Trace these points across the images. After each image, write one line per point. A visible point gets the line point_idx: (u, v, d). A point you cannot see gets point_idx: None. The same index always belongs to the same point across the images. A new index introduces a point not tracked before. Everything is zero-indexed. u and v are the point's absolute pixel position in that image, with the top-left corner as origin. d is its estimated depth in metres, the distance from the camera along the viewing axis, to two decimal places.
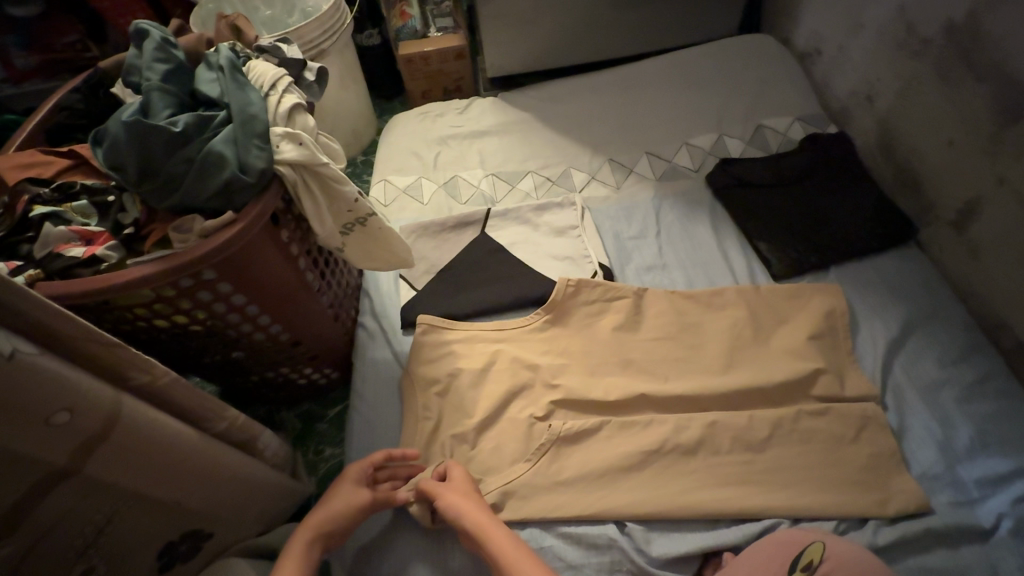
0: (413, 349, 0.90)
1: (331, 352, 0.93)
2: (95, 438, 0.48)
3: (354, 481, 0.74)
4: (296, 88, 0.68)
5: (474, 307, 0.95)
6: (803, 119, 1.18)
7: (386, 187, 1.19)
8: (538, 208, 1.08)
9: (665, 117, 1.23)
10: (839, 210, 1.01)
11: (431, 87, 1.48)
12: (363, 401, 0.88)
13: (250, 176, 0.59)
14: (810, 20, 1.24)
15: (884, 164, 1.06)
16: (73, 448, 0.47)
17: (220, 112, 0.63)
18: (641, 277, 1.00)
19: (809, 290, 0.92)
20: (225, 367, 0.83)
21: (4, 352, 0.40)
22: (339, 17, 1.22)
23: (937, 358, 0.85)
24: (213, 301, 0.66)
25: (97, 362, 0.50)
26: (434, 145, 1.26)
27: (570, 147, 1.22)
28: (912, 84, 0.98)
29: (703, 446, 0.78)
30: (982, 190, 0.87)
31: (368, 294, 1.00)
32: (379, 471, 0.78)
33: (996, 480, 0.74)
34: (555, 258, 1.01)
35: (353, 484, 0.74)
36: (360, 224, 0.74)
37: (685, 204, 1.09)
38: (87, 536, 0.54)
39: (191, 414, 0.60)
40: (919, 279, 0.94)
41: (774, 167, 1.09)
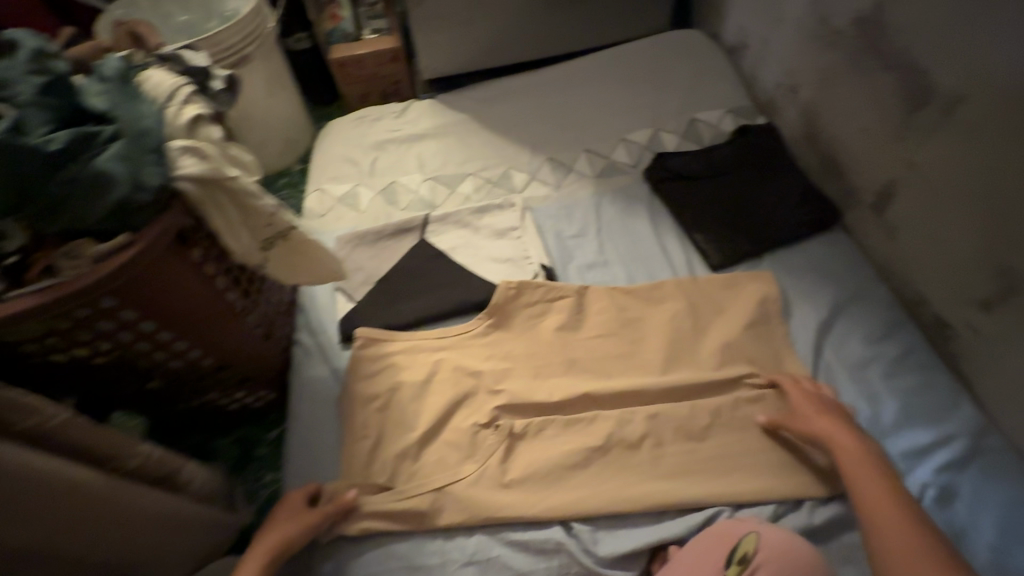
0: (352, 363, 0.87)
1: (265, 373, 0.89)
2: None
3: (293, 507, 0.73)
4: (198, 98, 0.64)
5: (415, 317, 0.93)
6: (733, 111, 1.21)
7: (321, 196, 1.15)
8: (478, 210, 1.07)
9: (602, 114, 1.24)
10: (769, 199, 1.04)
11: (367, 91, 1.44)
12: (301, 421, 0.85)
13: (145, 195, 0.55)
14: (735, 14, 1.28)
15: (809, 152, 1.10)
16: None
17: (109, 126, 0.56)
18: (583, 275, 1.00)
19: (743, 279, 0.94)
20: (146, 397, 0.78)
21: None
22: (261, 22, 1.17)
23: (863, 337, 0.88)
24: (116, 330, 0.63)
25: None
26: (371, 151, 1.23)
27: (510, 148, 1.21)
28: (829, 75, 1.02)
29: (648, 441, 0.79)
30: (894, 175, 0.91)
31: (303, 309, 0.97)
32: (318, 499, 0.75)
33: (919, 451, 0.77)
34: (497, 261, 1.00)
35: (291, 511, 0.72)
36: (280, 239, 0.70)
37: (623, 200, 1.10)
38: None
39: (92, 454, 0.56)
40: (844, 262, 0.97)
41: (706, 160, 1.11)
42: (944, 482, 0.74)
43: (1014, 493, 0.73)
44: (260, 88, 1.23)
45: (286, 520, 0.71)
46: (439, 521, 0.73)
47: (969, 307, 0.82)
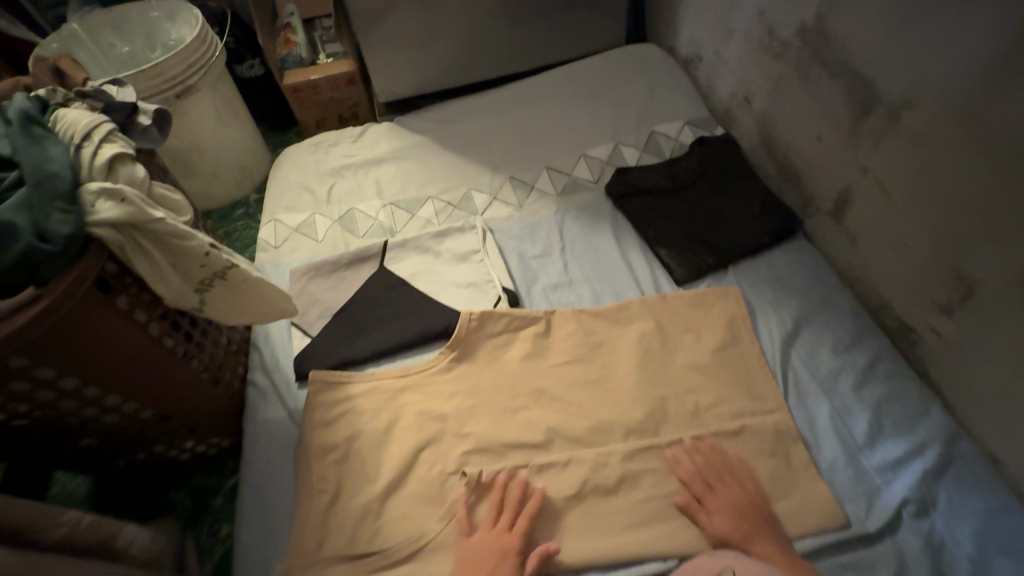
0: (308, 407, 0.83)
1: (215, 420, 0.83)
2: None
3: None
4: (120, 135, 0.61)
5: (373, 351, 0.89)
6: (691, 123, 1.21)
7: (276, 227, 1.11)
8: (438, 234, 1.03)
9: (562, 131, 1.23)
10: (730, 210, 1.04)
11: (324, 116, 1.41)
12: (256, 470, 0.80)
13: (53, 244, 0.51)
14: (688, 27, 1.29)
15: (767, 161, 1.10)
16: None
17: (12, 172, 0.55)
18: (548, 297, 0.97)
19: (710, 295, 0.93)
20: (83, 457, 0.73)
21: None
22: (207, 49, 1.13)
23: (832, 347, 0.87)
24: (34, 390, 0.58)
25: None
26: (328, 178, 1.19)
27: (470, 169, 1.18)
28: (780, 85, 1.03)
29: (619, 470, 0.77)
30: (849, 182, 0.91)
31: (257, 347, 0.92)
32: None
33: (895, 463, 0.76)
34: (458, 287, 0.97)
35: None
36: (219, 279, 0.66)
37: (587, 217, 1.08)
38: None
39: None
40: (807, 271, 0.97)
41: (666, 173, 1.10)
42: (923, 494, 0.73)
43: (990, 500, 0.72)
44: (209, 118, 1.19)
45: None
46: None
47: (931, 312, 0.81)
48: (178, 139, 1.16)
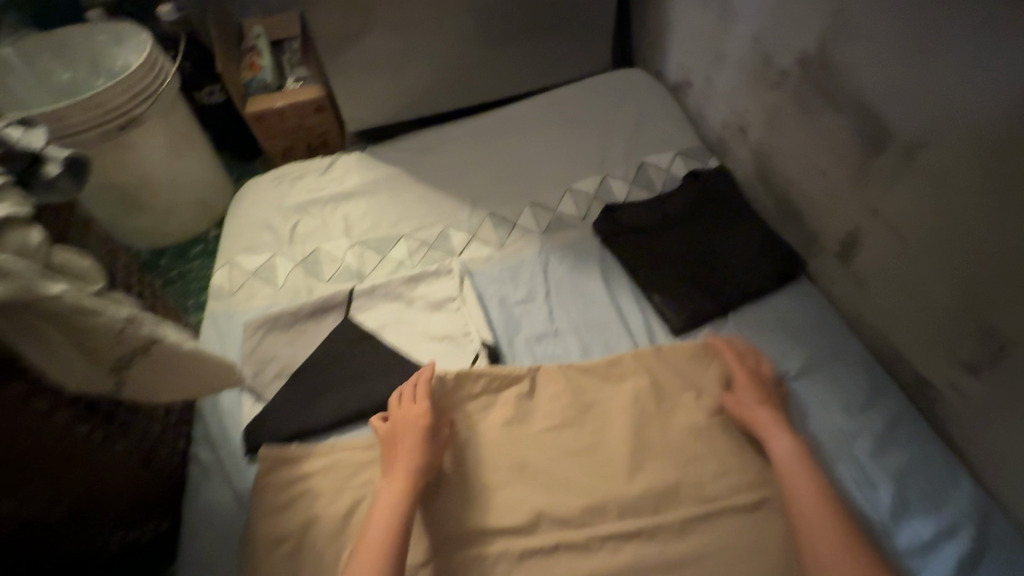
0: (256, 486, 0.72)
1: (148, 506, 0.72)
2: None
3: None
4: (12, 193, 0.51)
5: (335, 418, 0.79)
6: (682, 153, 1.13)
7: (232, 271, 1.00)
8: (410, 279, 0.94)
9: (545, 161, 1.15)
10: (728, 249, 0.96)
11: (292, 144, 1.32)
12: (193, 564, 0.69)
13: None
14: (676, 52, 1.22)
15: (765, 196, 1.03)
16: None
17: None
18: (532, 349, 0.88)
19: (710, 346, 0.85)
20: None
21: None
22: (157, 76, 1.03)
23: (844, 406, 0.79)
24: None
25: None
26: (291, 215, 1.09)
27: (446, 204, 1.10)
28: (778, 115, 0.96)
29: (612, 560, 0.67)
30: (857, 223, 0.84)
31: (201, 415, 0.81)
32: None
33: (924, 547, 0.68)
34: (433, 339, 0.87)
35: None
36: (140, 355, 0.56)
37: (573, 257, 1.00)
38: None
39: None
40: (813, 317, 0.89)
41: (658, 209, 1.03)
42: None
43: None
44: (159, 151, 1.09)
45: None
46: None
47: (954, 370, 0.74)
48: (124, 174, 1.06)
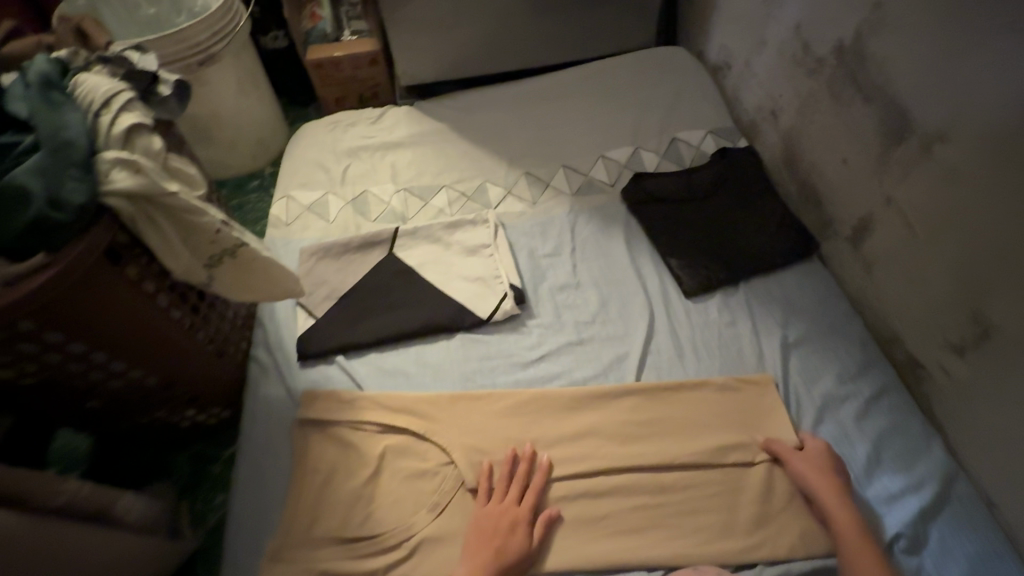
0: (274, 432, 0.81)
1: (217, 392, 0.84)
2: None
3: None
4: (138, 106, 0.60)
5: (376, 337, 0.89)
6: (714, 132, 1.19)
7: (288, 203, 1.10)
8: (450, 226, 1.03)
9: (583, 129, 1.21)
10: (747, 225, 1.03)
11: (345, 94, 1.40)
12: (250, 443, 0.81)
13: (65, 213, 0.50)
14: (720, 34, 1.26)
15: (789, 179, 1.08)
16: None
17: (30, 136, 0.53)
18: (554, 297, 0.96)
19: (721, 322, 0.93)
20: (89, 416, 0.75)
21: None
22: (232, 19, 1.12)
23: (836, 375, 0.87)
24: (42, 352, 0.59)
25: None
26: (343, 158, 1.18)
27: (486, 161, 1.17)
28: (810, 102, 1.00)
29: (609, 480, 0.77)
30: (873, 209, 0.89)
31: (261, 323, 0.92)
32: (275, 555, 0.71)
33: (888, 497, 0.76)
34: (466, 280, 0.96)
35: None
36: (227, 257, 0.66)
37: (600, 220, 1.07)
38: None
39: (23, 488, 0.56)
40: (819, 294, 0.96)
41: (685, 182, 1.09)
42: (916, 529, 0.73)
43: (981, 545, 0.72)
44: (229, 88, 1.18)
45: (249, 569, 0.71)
46: (392, 564, 0.70)
47: (943, 349, 0.80)
48: (198, 107, 1.16)
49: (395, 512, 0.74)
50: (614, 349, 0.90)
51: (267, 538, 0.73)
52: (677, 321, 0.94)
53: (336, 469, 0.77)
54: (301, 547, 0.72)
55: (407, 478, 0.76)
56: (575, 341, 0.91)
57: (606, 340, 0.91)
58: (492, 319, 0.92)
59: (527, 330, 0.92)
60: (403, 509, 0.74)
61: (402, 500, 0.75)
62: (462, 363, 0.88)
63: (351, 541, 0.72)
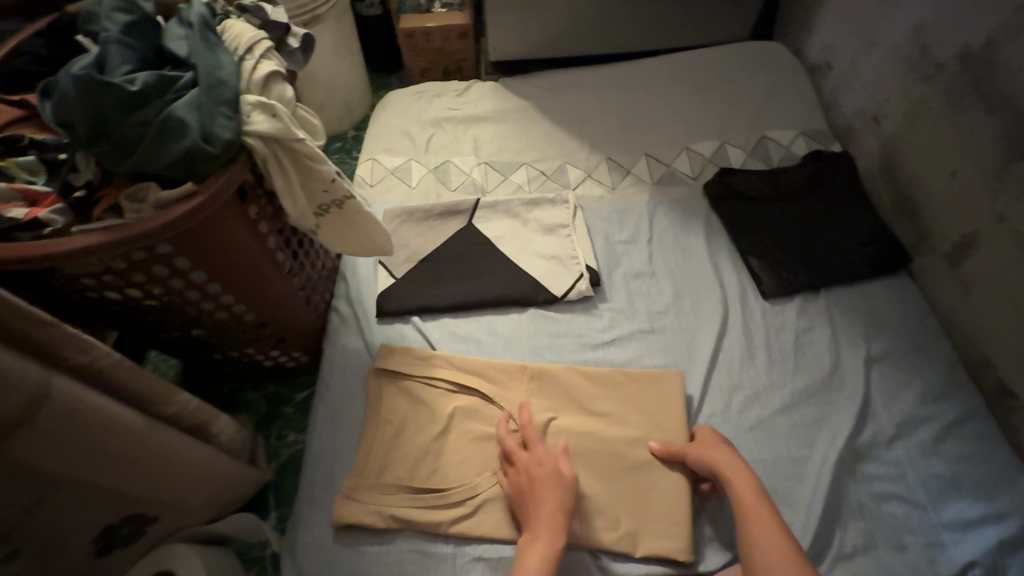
0: (352, 381, 0.85)
1: (300, 337, 0.88)
2: (76, 407, 0.49)
3: (314, 530, 0.74)
4: (275, 54, 0.63)
5: (451, 302, 0.92)
6: (806, 134, 1.15)
7: (373, 166, 1.14)
8: (529, 203, 1.04)
9: (668, 120, 1.19)
10: (835, 231, 0.99)
11: (430, 65, 1.42)
12: (328, 388, 0.85)
13: (213, 146, 0.54)
14: (823, 32, 1.21)
15: (884, 189, 1.04)
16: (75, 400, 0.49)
17: (187, 73, 0.57)
18: (629, 284, 0.96)
19: (798, 326, 0.91)
20: (188, 344, 0.80)
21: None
22: None
23: (918, 394, 0.83)
24: (168, 277, 0.62)
25: (50, 340, 0.48)
26: (428, 127, 1.21)
27: (568, 143, 1.17)
28: (920, 109, 0.95)
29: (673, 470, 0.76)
30: (979, 226, 0.85)
31: (344, 278, 0.96)
32: (346, 493, 0.75)
33: (965, 524, 0.73)
34: (542, 257, 0.97)
35: (316, 509, 0.76)
36: (336, 207, 0.69)
37: (679, 212, 1.06)
38: (119, 481, 0.59)
39: (148, 397, 0.59)
40: (906, 310, 0.92)
41: (773, 182, 1.06)
42: (994, 559, 0.70)
43: None
44: (327, 51, 1.23)
45: (321, 503, 0.76)
46: (454, 519, 0.73)
47: None
48: None
49: (461, 471, 0.76)
50: (686, 341, 0.90)
51: (340, 477, 0.77)
52: (753, 322, 0.92)
53: (407, 422, 0.80)
54: (370, 490, 0.75)
55: (475, 440, 0.78)
56: (646, 330, 0.91)
57: (678, 331, 0.91)
58: (565, 298, 0.93)
59: (598, 312, 0.93)
60: (470, 468, 0.76)
61: (469, 460, 0.77)
62: (533, 337, 0.90)
63: (419, 492, 0.75)
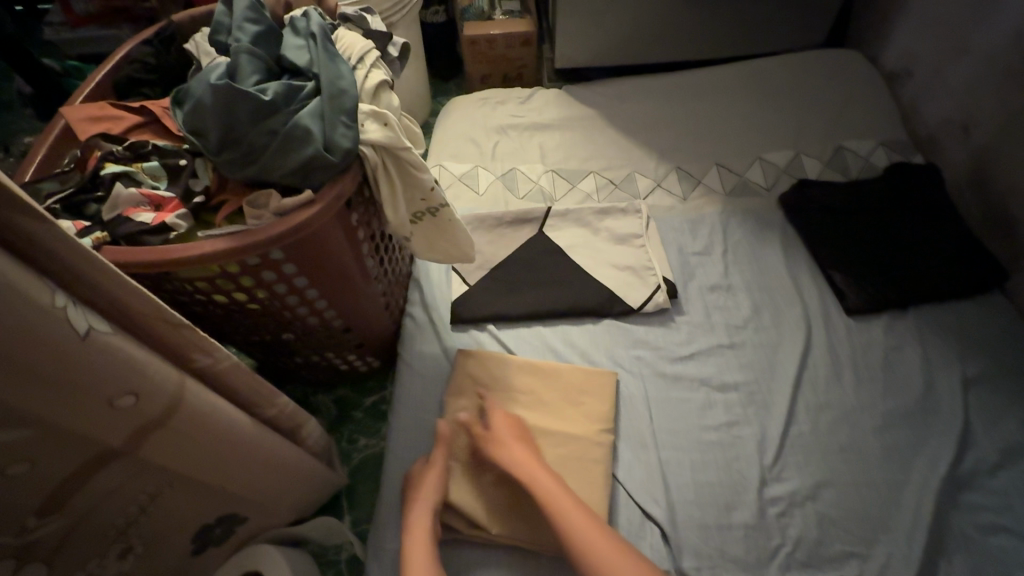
0: (429, 388, 0.86)
1: (377, 342, 0.89)
2: (202, 409, 0.50)
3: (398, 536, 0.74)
4: (382, 64, 0.64)
5: (526, 311, 0.91)
6: (886, 145, 1.11)
7: (441, 172, 1.15)
8: (601, 211, 1.02)
9: (740, 129, 1.17)
10: (924, 245, 0.95)
11: (491, 72, 1.42)
12: (406, 393, 0.85)
13: (334, 155, 0.54)
14: (903, 40, 1.17)
15: (974, 204, 1.00)
16: (201, 401, 0.50)
17: (308, 82, 0.58)
18: (705, 296, 0.94)
19: (887, 345, 0.87)
20: (274, 347, 0.81)
21: (146, 314, 0.44)
22: None
23: (1022, 420, 0.79)
24: (273, 282, 0.63)
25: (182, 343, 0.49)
26: (494, 134, 1.21)
27: (635, 151, 1.16)
28: (1020, 121, 0.91)
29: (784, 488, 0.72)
30: None
31: (418, 285, 0.96)
32: None
33: None
34: (616, 267, 0.96)
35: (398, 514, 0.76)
36: (430, 215, 0.69)
37: (755, 224, 1.03)
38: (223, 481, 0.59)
39: (255, 399, 0.59)
40: (1004, 332, 0.88)
41: (855, 194, 1.02)
42: None
43: None
44: None
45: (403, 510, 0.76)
46: None
47: None
48: None
49: None
50: (768, 357, 0.87)
51: None
52: (838, 339, 0.88)
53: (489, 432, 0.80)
54: None
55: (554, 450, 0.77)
56: (725, 344, 0.88)
57: (759, 346, 0.88)
58: (642, 309, 0.91)
59: (675, 325, 0.91)
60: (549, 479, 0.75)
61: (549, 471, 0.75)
62: (609, 348, 0.89)
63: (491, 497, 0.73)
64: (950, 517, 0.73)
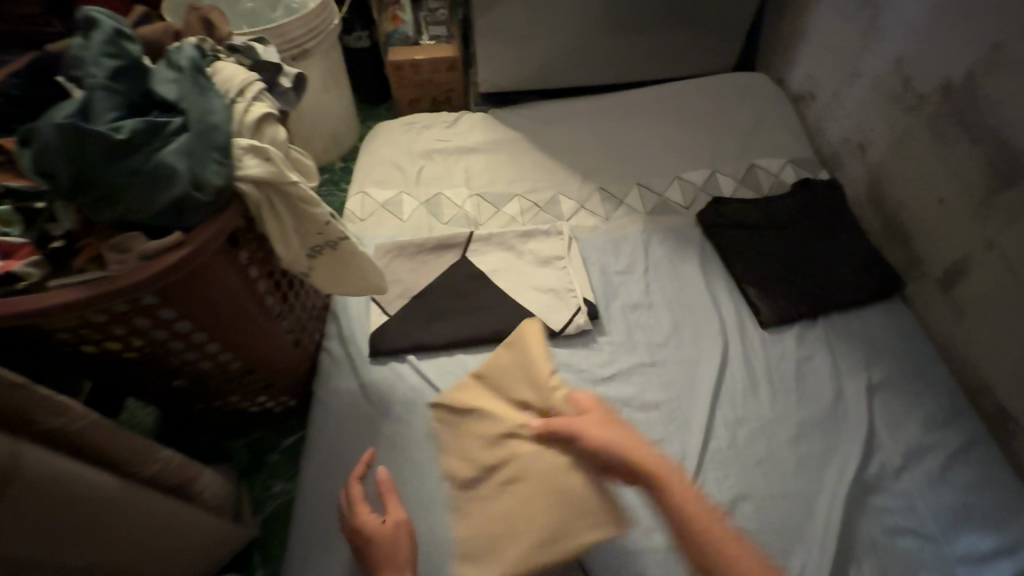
0: (345, 425, 0.82)
1: (289, 380, 0.85)
2: (46, 474, 0.45)
3: None
4: (267, 96, 0.62)
5: (447, 339, 0.89)
6: (794, 162, 1.16)
7: (364, 200, 1.12)
8: (524, 234, 1.02)
9: (660, 149, 1.20)
10: (828, 256, 1.00)
11: (419, 96, 1.42)
12: (321, 432, 0.82)
13: (204, 193, 0.52)
14: (805, 64, 1.24)
15: (872, 216, 1.06)
16: (43, 463, 0.45)
17: (176, 117, 0.54)
18: (626, 315, 0.95)
19: (798, 355, 0.90)
20: (171, 395, 0.76)
21: None
22: (326, 17, 1.15)
23: (921, 421, 0.83)
24: (151, 328, 0.59)
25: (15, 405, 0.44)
26: (419, 159, 1.20)
27: (560, 173, 1.17)
28: (905, 138, 0.97)
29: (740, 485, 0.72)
30: (971, 252, 0.86)
31: (335, 319, 0.93)
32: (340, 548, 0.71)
33: (978, 557, 0.72)
34: (539, 290, 0.96)
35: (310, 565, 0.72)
36: (330, 248, 0.67)
37: (674, 241, 1.06)
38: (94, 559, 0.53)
39: (123, 457, 0.55)
40: (903, 336, 0.92)
41: (765, 209, 1.07)
42: None
43: None
44: (314, 84, 1.22)
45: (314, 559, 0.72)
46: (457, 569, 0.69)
47: None
48: None
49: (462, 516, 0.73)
50: (687, 373, 0.88)
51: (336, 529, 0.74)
52: (753, 352, 0.91)
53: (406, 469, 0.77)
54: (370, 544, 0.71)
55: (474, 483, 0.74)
56: (646, 363, 0.89)
57: (679, 363, 0.89)
58: (564, 333, 0.91)
59: (598, 346, 0.91)
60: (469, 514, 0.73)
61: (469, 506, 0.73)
62: None
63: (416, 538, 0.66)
64: (858, 522, 0.75)
